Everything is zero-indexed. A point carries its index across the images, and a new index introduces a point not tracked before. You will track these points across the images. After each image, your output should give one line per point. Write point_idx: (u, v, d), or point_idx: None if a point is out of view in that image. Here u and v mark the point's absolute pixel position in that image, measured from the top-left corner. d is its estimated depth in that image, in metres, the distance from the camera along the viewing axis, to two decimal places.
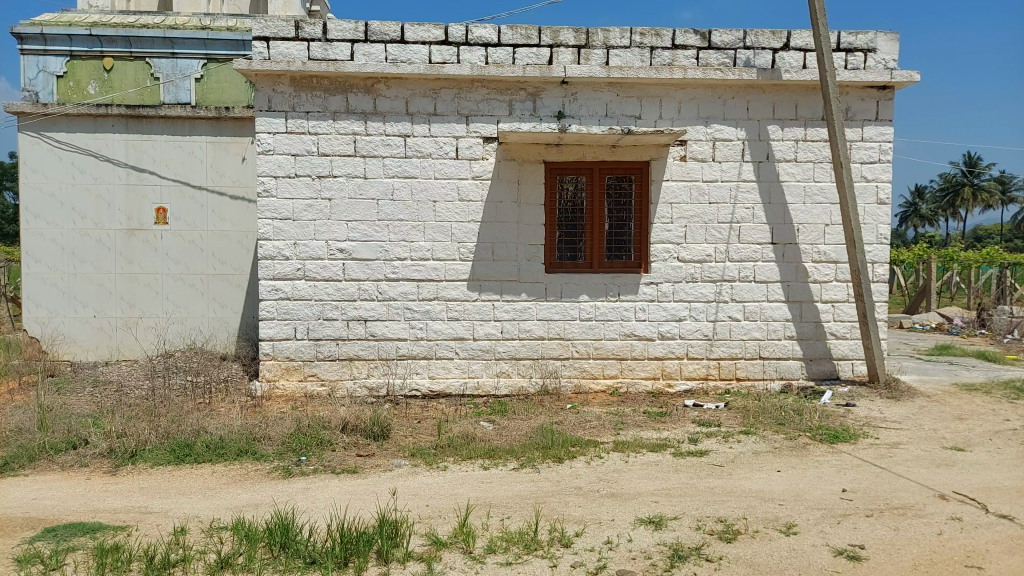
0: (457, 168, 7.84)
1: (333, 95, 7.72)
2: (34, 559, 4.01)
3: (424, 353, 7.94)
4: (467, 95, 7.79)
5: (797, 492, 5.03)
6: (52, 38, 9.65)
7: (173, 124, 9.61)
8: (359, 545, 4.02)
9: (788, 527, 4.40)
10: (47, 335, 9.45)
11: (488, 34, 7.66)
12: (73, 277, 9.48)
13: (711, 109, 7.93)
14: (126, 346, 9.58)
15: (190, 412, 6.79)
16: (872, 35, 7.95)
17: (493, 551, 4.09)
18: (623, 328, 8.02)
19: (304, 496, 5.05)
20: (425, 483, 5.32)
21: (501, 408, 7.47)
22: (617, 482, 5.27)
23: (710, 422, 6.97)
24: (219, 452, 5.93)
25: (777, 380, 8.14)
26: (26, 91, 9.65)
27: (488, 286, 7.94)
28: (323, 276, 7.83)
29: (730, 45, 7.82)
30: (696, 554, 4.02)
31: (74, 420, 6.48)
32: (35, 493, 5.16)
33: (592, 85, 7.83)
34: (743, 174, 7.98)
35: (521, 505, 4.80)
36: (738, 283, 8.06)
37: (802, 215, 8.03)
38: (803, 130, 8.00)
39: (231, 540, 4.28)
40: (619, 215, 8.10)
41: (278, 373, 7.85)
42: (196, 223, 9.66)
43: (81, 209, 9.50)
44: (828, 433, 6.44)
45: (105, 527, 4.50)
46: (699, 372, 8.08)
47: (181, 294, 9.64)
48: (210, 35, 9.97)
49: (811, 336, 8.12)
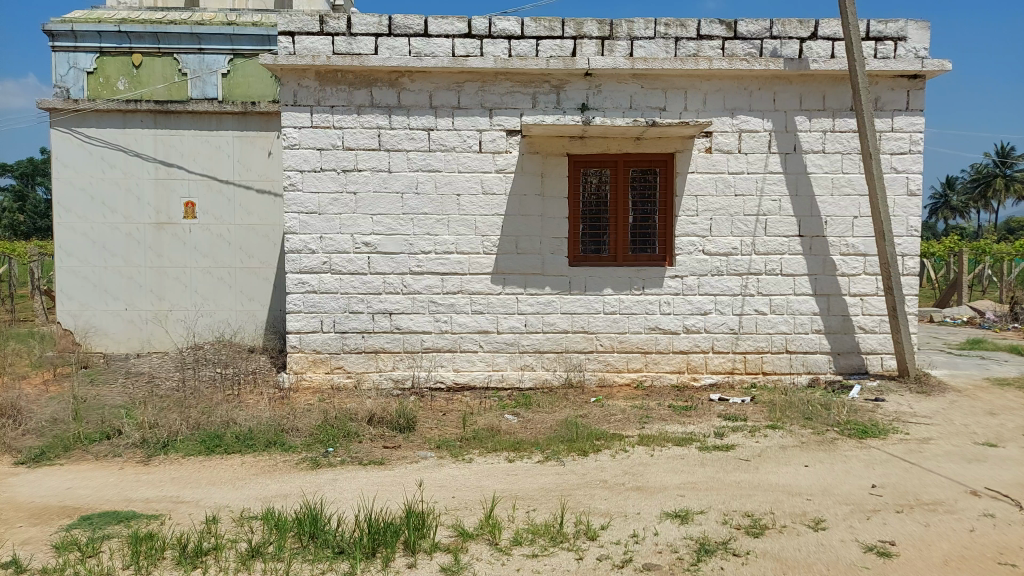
0: (481, 162, 7.85)
1: (358, 89, 7.77)
2: (72, 547, 4.11)
3: (449, 346, 7.98)
4: (491, 88, 7.78)
5: (825, 487, 4.99)
6: (81, 35, 9.79)
7: (200, 120, 9.71)
8: (387, 536, 4.07)
9: (816, 522, 4.36)
10: (80, 327, 9.63)
11: (511, 27, 7.65)
12: (105, 271, 9.65)
13: (737, 100, 7.84)
14: (156, 339, 9.74)
15: (219, 403, 6.89)
16: (903, 23, 7.79)
17: (520, 543, 4.11)
18: (647, 322, 7.98)
19: (333, 486, 5.11)
20: (451, 475, 5.36)
21: (525, 401, 7.50)
22: (643, 475, 5.27)
23: (736, 416, 6.92)
24: (249, 443, 6.02)
25: (804, 375, 8.05)
26: (57, 87, 9.82)
27: (513, 279, 7.94)
28: (349, 269, 7.89)
29: (756, 35, 7.72)
30: (723, 548, 4.00)
31: (108, 410, 6.65)
32: (71, 482, 5.28)
33: (617, 77, 7.79)
34: (770, 166, 7.90)
35: (546, 497, 4.82)
36: (765, 276, 7.97)
37: (830, 207, 7.93)
38: (831, 121, 7.88)
39: (261, 529, 4.33)
40: (643, 208, 8.06)
41: (305, 365, 7.94)
42: (224, 217, 9.79)
43: (111, 203, 9.66)
44: (857, 428, 6.36)
45: (139, 516, 4.59)
46: (724, 366, 8.03)
47: (210, 287, 9.79)
48: (236, 31, 10.08)
49: (839, 329, 8.02)
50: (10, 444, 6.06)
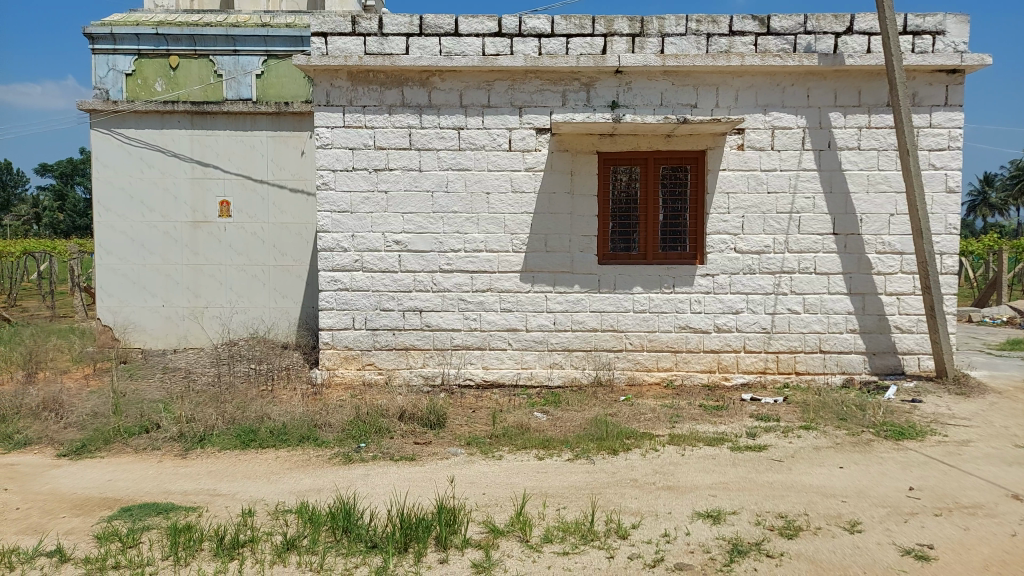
0: (511, 161, 7.86)
1: (390, 88, 7.83)
2: (113, 537, 4.22)
3: (478, 344, 8.01)
4: (521, 86, 7.79)
5: (860, 489, 4.92)
6: (120, 38, 10.01)
7: (235, 120, 9.88)
8: (419, 531, 4.11)
9: (852, 524, 4.30)
10: (119, 323, 9.86)
11: (541, 25, 7.63)
12: (143, 268, 9.87)
13: (770, 97, 7.75)
14: (192, 335, 9.93)
15: (254, 399, 7.01)
16: (941, 17, 7.62)
17: (550, 540, 4.11)
18: (678, 321, 7.93)
19: (365, 481, 5.16)
20: (481, 471, 5.38)
21: (554, 399, 7.50)
22: (673, 475, 5.24)
23: (769, 416, 6.84)
24: (282, 438, 6.11)
25: (838, 375, 7.93)
26: (97, 89, 10.04)
27: (542, 277, 7.94)
28: (380, 267, 7.96)
29: (790, 30, 7.61)
30: (756, 549, 3.96)
31: (147, 405, 6.81)
32: (111, 474, 5.42)
33: (647, 74, 7.75)
34: (803, 163, 7.79)
35: (576, 495, 4.82)
36: (798, 275, 7.86)
37: (865, 204, 7.79)
38: (866, 117, 7.75)
39: (296, 523, 4.40)
40: (673, 205, 8.01)
41: (337, 361, 8.03)
42: (257, 215, 9.94)
43: (149, 202, 9.86)
44: (893, 429, 6.24)
45: (177, 508, 4.69)
46: (757, 366, 7.93)
47: (244, 284, 9.95)
48: (270, 32, 10.20)
49: (874, 329, 7.88)
50: (53, 437, 6.24)
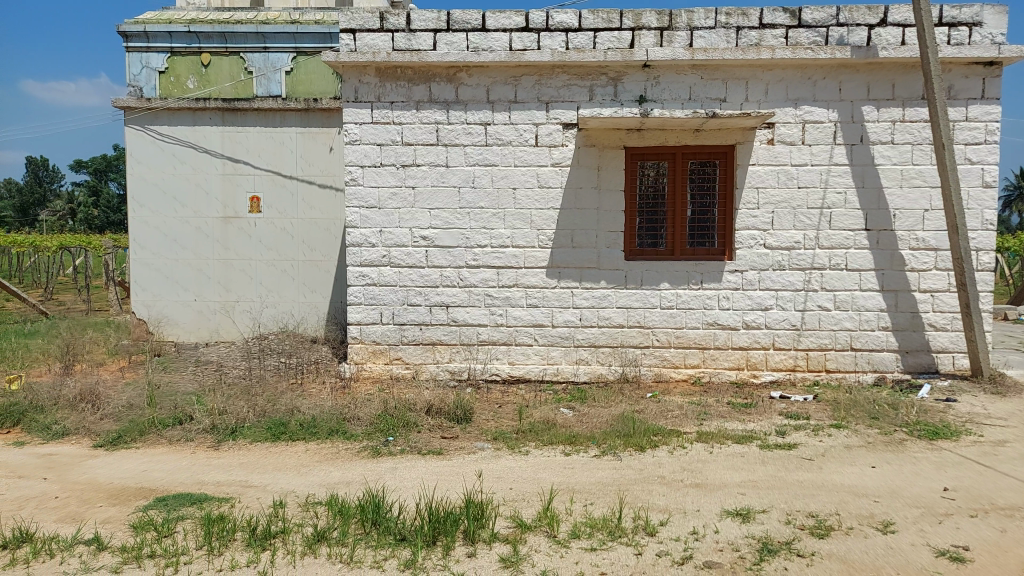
0: (537, 156, 7.85)
1: (417, 84, 7.87)
2: (149, 526, 4.31)
3: (504, 339, 8.02)
4: (548, 81, 7.77)
5: (893, 489, 4.84)
6: (154, 35, 10.14)
7: (265, 116, 9.99)
8: (447, 524, 4.14)
9: (885, 524, 4.24)
10: (153, 317, 10.05)
11: (569, 20, 7.60)
12: (175, 263, 10.04)
13: (801, 90, 7.63)
14: (223, 329, 10.09)
15: (284, 392, 7.10)
16: (978, 8, 7.44)
17: (578, 536, 4.12)
18: (706, 317, 7.87)
19: (393, 475, 5.21)
20: (508, 466, 5.40)
21: (581, 395, 7.49)
22: (701, 472, 5.21)
23: (798, 414, 6.76)
24: (312, 431, 6.19)
25: (869, 373, 7.80)
26: (131, 86, 10.19)
27: (569, 272, 7.93)
28: (407, 262, 8.01)
29: (822, 23, 7.49)
30: (787, 548, 3.93)
31: (180, 397, 6.94)
32: (146, 465, 5.54)
33: (675, 69, 7.68)
34: (835, 158, 7.66)
35: (604, 492, 4.81)
36: (829, 271, 7.75)
37: (898, 200, 7.65)
38: (900, 111, 7.60)
39: (326, 515, 4.46)
40: (701, 200, 7.94)
41: (365, 356, 8.11)
42: (287, 211, 10.05)
43: (181, 198, 10.02)
44: (926, 429, 6.14)
45: (210, 499, 4.77)
46: (786, 363, 7.84)
47: (274, 279, 10.07)
48: (299, 30, 10.31)
49: (907, 326, 7.74)
50: (90, 427, 6.38)
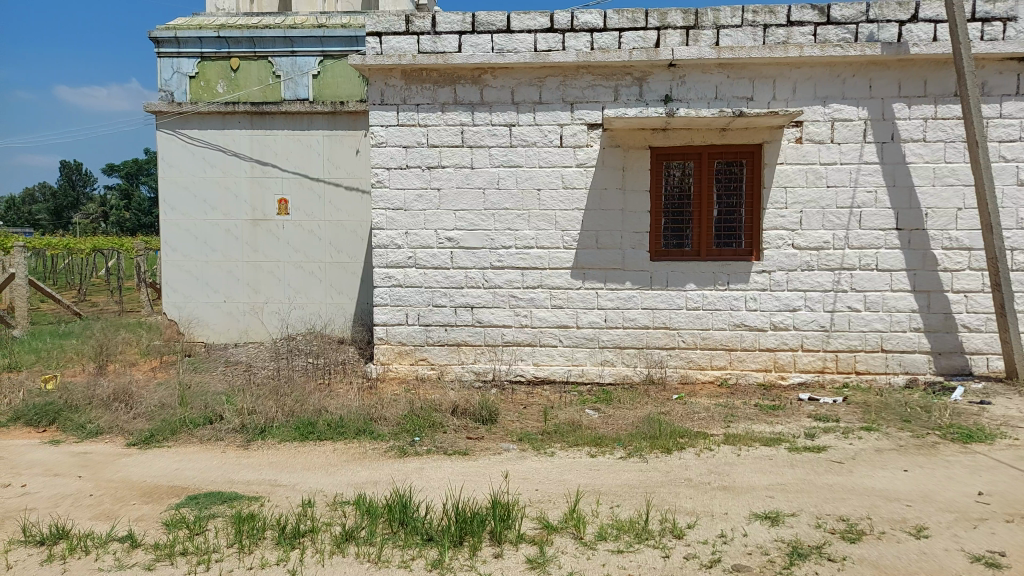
0: (562, 157, 7.84)
1: (442, 87, 7.90)
2: (181, 524, 4.38)
3: (530, 340, 8.03)
4: (573, 82, 7.76)
5: (926, 493, 4.76)
6: (184, 41, 10.35)
7: (293, 120, 10.12)
8: (474, 525, 4.15)
9: (918, 529, 4.16)
10: (184, 318, 10.22)
11: (594, 19, 7.59)
12: (205, 265, 10.20)
13: (830, 89, 7.54)
14: (253, 330, 10.23)
15: (312, 392, 7.17)
16: (1013, 2, 7.28)
17: (605, 538, 4.11)
18: (732, 318, 7.80)
19: (420, 475, 5.24)
20: (534, 467, 5.41)
21: (606, 396, 7.47)
22: (729, 475, 5.17)
23: (828, 416, 6.67)
24: (340, 430, 6.25)
25: (901, 375, 7.68)
26: (162, 91, 10.38)
27: (594, 273, 7.91)
28: (432, 264, 8.06)
29: (851, 19, 7.38)
30: (817, 553, 3.88)
31: (211, 396, 7.05)
32: (179, 463, 5.64)
33: (701, 68, 7.62)
34: (865, 156, 7.55)
35: (630, 494, 4.79)
36: (859, 272, 7.64)
37: (930, 198, 7.52)
38: (932, 108, 7.46)
39: (354, 514, 4.50)
40: (728, 200, 7.87)
41: (391, 356, 8.16)
42: (314, 213, 10.16)
43: (211, 201, 10.17)
44: (960, 432, 6.02)
45: (240, 497, 4.85)
46: (815, 365, 7.74)
47: (302, 281, 10.19)
48: (326, 33, 10.40)
49: (940, 328, 7.60)
50: (123, 426, 6.51)
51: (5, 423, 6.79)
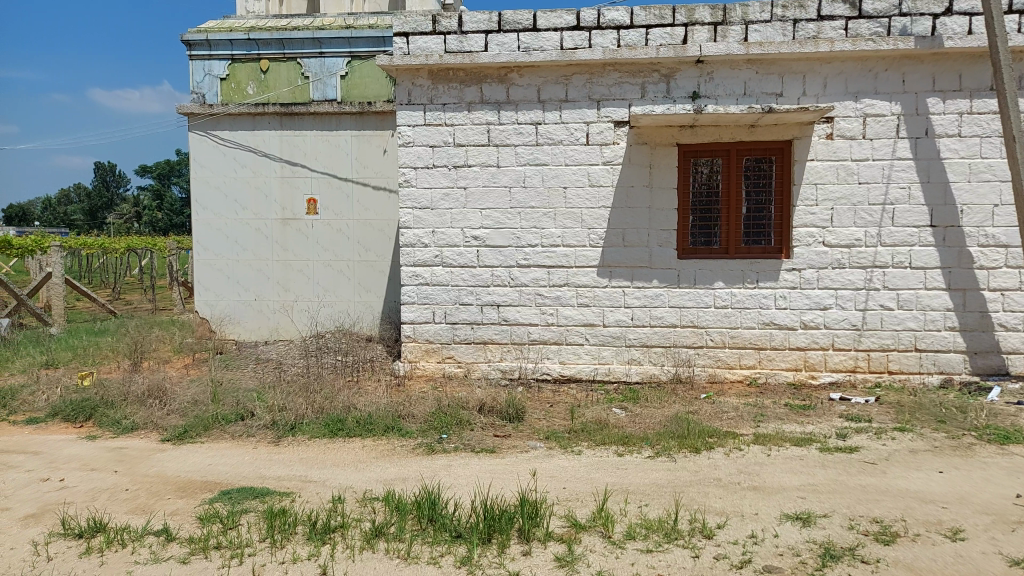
0: (588, 155, 7.82)
1: (469, 86, 7.93)
2: (215, 518, 4.46)
3: (556, 338, 8.02)
4: (599, 79, 7.74)
5: (962, 495, 4.67)
6: (215, 43, 10.50)
7: (321, 120, 10.22)
8: (502, 522, 4.17)
9: (954, 531, 4.09)
10: (216, 316, 10.39)
11: (621, 17, 7.57)
12: (236, 264, 10.35)
13: (861, 84, 7.41)
14: (283, 328, 10.37)
15: (341, 389, 7.24)
16: None
17: (633, 537, 4.09)
18: (761, 317, 7.71)
19: (448, 472, 5.27)
20: (562, 466, 5.41)
21: (633, 395, 7.44)
22: (759, 475, 5.12)
23: (860, 416, 6.57)
24: (368, 427, 6.31)
25: (935, 375, 7.53)
26: (194, 93, 10.54)
27: (620, 272, 7.87)
28: (459, 262, 8.09)
29: (883, 13, 7.26)
30: (851, 555, 3.83)
31: (242, 394, 7.16)
32: (212, 459, 5.74)
33: (730, 64, 7.55)
34: (898, 152, 7.42)
35: (659, 493, 4.77)
36: (892, 270, 7.50)
37: (966, 194, 7.36)
38: (968, 102, 7.32)
39: (383, 510, 4.54)
40: (757, 197, 7.79)
41: (418, 354, 8.21)
42: (343, 212, 10.26)
43: (242, 200, 10.32)
44: (997, 433, 5.89)
45: (272, 492, 4.92)
46: (846, 364, 7.62)
47: (331, 279, 10.29)
48: (354, 34, 10.48)
49: (976, 327, 7.44)
50: (158, 422, 6.64)
51: (44, 418, 6.98)
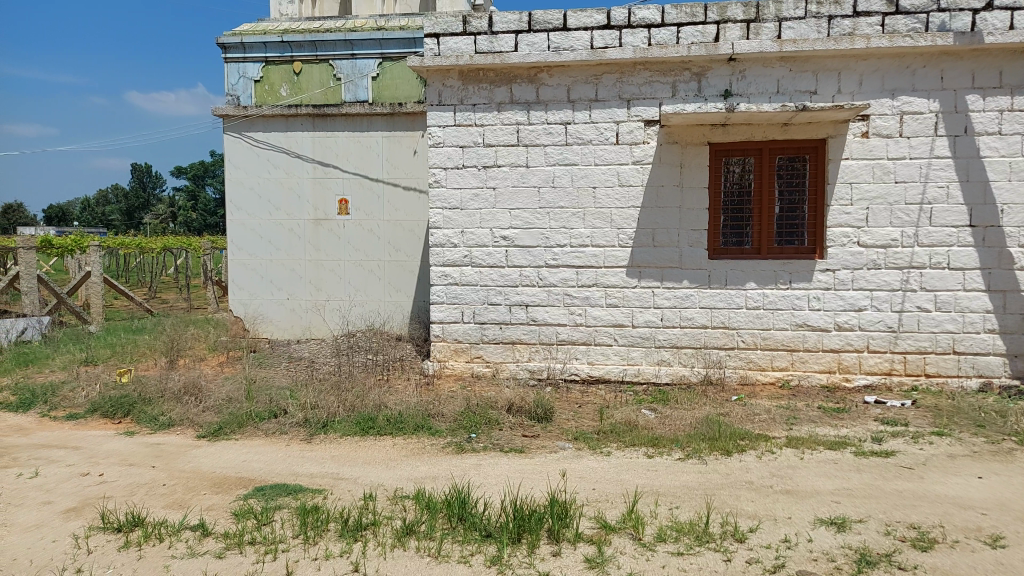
0: (618, 154, 7.78)
1: (499, 86, 7.95)
2: (249, 514, 4.53)
3: (585, 339, 8.00)
4: (629, 78, 7.70)
5: (1002, 502, 4.55)
6: (250, 46, 10.66)
7: (353, 122, 10.33)
8: (531, 522, 4.18)
9: (994, 538, 4.00)
10: (250, 315, 10.56)
11: (651, 15, 7.52)
12: (270, 264, 10.50)
13: (899, 81, 7.27)
14: (314, 327, 10.51)
15: (371, 387, 7.32)
16: None
17: (664, 539, 4.07)
18: (794, 318, 7.61)
19: (477, 471, 5.30)
20: (591, 466, 5.40)
21: (663, 396, 7.39)
22: (792, 478, 5.05)
23: (896, 420, 6.45)
24: (399, 426, 6.36)
25: (974, 378, 7.37)
26: (229, 95, 10.71)
27: (649, 272, 7.83)
28: (488, 262, 8.11)
29: (921, 8, 7.11)
30: (887, 561, 3.76)
31: (275, 391, 7.27)
32: (245, 456, 5.83)
33: (762, 61, 7.46)
34: (936, 150, 7.27)
35: (690, 495, 4.74)
36: (929, 271, 7.35)
37: (1007, 194, 7.18)
38: (1009, 99, 7.14)
39: (413, 509, 4.57)
40: (791, 197, 7.68)
41: (447, 354, 8.26)
42: (374, 213, 10.35)
43: (275, 201, 10.47)
44: None
45: (305, 489, 4.99)
46: (881, 367, 7.49)
47: (362, 279, 10.39)
48: (384, 36, 10.54)
49: (1017, 329, 7.25)
50: (193, 419, 6.77)
51: (85, 414, 7.16)
